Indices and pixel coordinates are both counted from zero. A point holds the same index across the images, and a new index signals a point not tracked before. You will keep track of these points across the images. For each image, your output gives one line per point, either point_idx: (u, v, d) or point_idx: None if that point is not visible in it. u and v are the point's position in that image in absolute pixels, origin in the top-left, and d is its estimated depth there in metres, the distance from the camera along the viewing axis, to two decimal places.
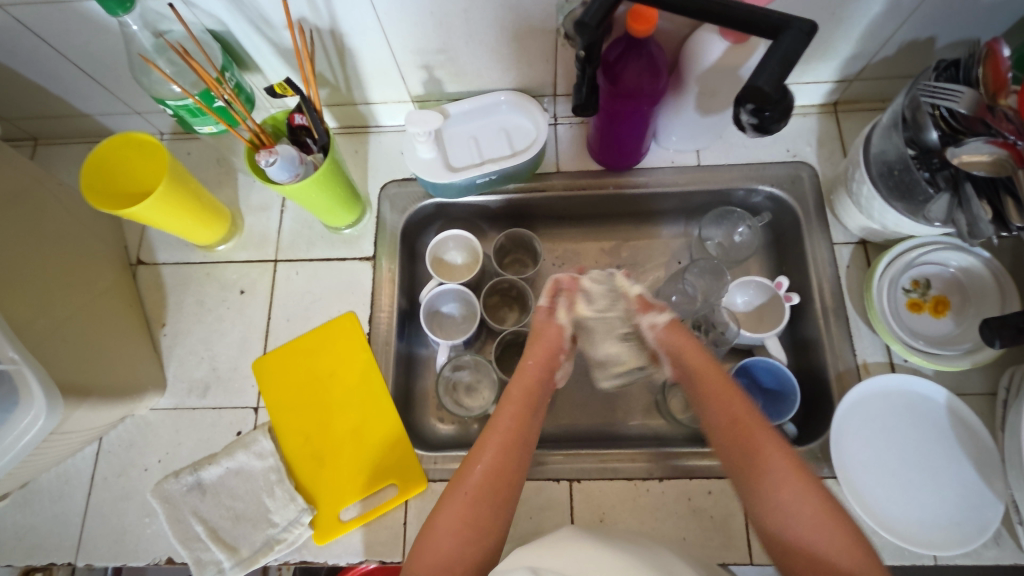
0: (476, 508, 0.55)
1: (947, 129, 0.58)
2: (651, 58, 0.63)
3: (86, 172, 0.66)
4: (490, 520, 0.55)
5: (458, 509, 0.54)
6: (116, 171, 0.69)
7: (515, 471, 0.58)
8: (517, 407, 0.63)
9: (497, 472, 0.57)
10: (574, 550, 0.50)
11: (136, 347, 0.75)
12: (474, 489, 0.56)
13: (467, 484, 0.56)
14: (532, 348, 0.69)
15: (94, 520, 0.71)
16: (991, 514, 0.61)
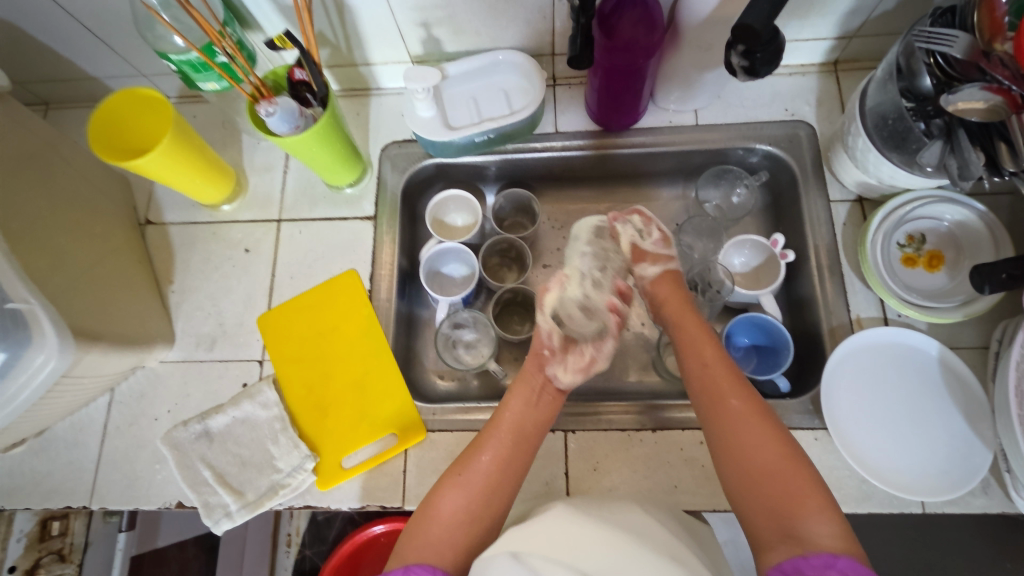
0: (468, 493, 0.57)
1: (942, 76, 0.58)
2: (646, 7, 0.65)
3: (95, 124, 0.69)
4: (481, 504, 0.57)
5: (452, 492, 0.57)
6: (124, 126, 0.71)
7: (511, 462, 0.60)
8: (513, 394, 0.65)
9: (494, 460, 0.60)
10: (560, 530, 0.51)
11: (145, 302, 0.77)
12: (467, 475, 0.59)
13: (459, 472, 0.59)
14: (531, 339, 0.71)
15: (107, 467, 0.74)
16: (979, 460, 0.62)
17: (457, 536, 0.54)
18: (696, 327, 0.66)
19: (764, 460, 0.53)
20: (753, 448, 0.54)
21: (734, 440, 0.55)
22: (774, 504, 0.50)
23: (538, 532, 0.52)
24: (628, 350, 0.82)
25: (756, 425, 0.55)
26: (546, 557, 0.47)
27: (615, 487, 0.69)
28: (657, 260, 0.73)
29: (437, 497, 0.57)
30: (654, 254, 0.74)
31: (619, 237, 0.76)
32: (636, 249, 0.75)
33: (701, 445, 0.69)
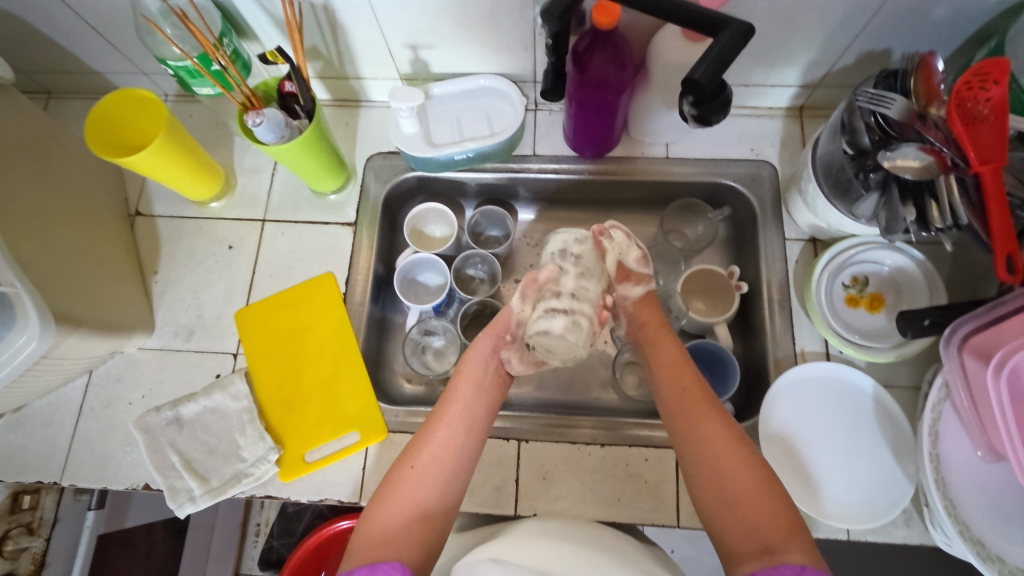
0: (424, 488, 0.60)
1: (881, 134, 0.62)
2: (616, 49, 0.67)
3: (92, 118, 0.72)
4: (435, 499, 0.60)
5: (408, 489, 0.60)
6: (121, 124, 0.75)
7: (460, 453, 0.63)
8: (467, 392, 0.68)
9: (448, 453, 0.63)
10: (536, 547, 0.55)
11: (128, 290, 0.80)
12: (425, 470, 0.61)
13: (413, 467, 0.61)
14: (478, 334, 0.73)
15: (80, 446, 0.77)
16: (899, 494, 0.67)
17: (415, 533, 0.57)
18: (672, 350, 0.69)
19: (730, 476, 0.56)
20: (719, 462, 0.57)
21: (700, 456, 0.59)
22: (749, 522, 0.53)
23: (525, 548, 0.55)
24: (588, 366, 0.86)
25: (722, 442, 0.58)
26: (515, 560, 0.52)
27: (561, 497, 0.72)
28: (641, 280, 0.76)
29: (386, 499, 0.59)
30: (637, 274, 0.76)
31: (607, 255, 0.75)
32: (620, 268, 0.76)
33: (645, 462, 0.73)
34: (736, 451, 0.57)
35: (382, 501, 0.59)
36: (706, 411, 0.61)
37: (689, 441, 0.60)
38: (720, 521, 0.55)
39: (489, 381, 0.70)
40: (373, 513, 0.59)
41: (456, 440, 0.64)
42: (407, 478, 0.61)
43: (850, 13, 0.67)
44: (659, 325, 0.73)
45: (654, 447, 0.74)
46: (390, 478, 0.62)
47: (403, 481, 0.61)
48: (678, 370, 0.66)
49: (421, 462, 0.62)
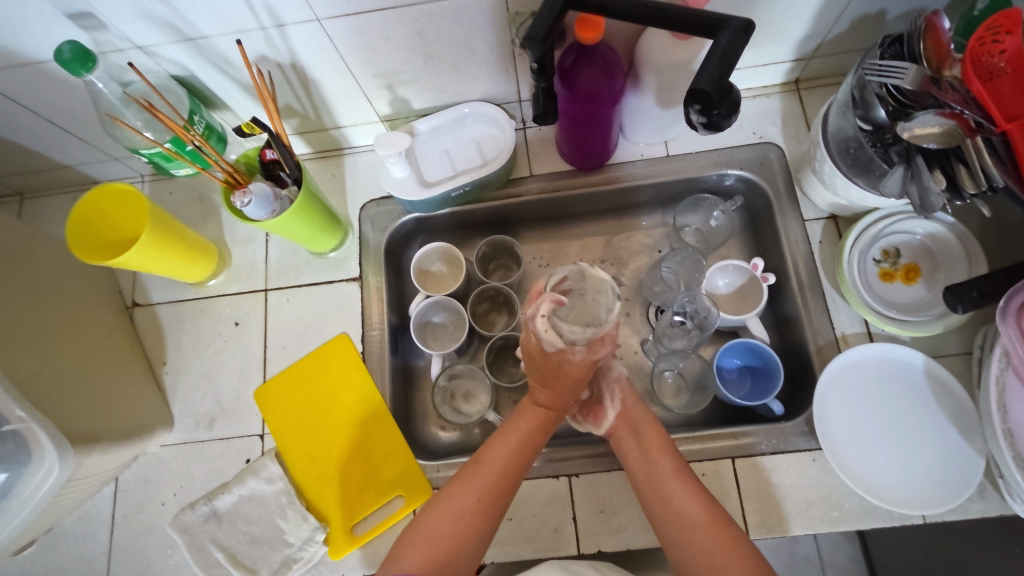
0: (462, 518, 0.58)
1: (896, 104, 0.58)
2: (605, 61, 0.64)
3: (71, 227, 0.69)
4: (474, 531, 0.58)
5: (447, 522, 0.58)
6: (100, 228, 0.71)
7: (510, 486, 0.61)
8: (533, 424, 0.64)
9: (500, 485, 0.60)
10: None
11: (139, 389, 0.77)
12: (476, 500, 0.59)
13: (455, 496, 0.59)
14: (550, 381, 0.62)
15: (119, 557, 0.74)
16: (971, 471, 0.64)
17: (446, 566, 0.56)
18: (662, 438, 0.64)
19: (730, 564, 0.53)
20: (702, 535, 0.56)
21: (685, 534, 0.57)
22: None
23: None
24: None
25: (702, 523, 0.57)
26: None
27: (623, 527, 0.70)
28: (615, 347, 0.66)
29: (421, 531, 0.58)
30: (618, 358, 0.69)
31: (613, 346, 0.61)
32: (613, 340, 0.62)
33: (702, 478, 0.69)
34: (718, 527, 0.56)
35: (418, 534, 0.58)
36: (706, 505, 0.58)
37: (683, 535, 0.57)
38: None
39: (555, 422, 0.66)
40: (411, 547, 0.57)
41: (509, 472, 0.61)
42: (444, 509, 0.59)
43: None
44: (643, 417, 0.67)
45: (708, 461, 0.70)
46: (431, 506, 0.60)
47: (441, 511, 0.59)
48: (662, 458, 0.62)
49: (463, 492, 0.59)
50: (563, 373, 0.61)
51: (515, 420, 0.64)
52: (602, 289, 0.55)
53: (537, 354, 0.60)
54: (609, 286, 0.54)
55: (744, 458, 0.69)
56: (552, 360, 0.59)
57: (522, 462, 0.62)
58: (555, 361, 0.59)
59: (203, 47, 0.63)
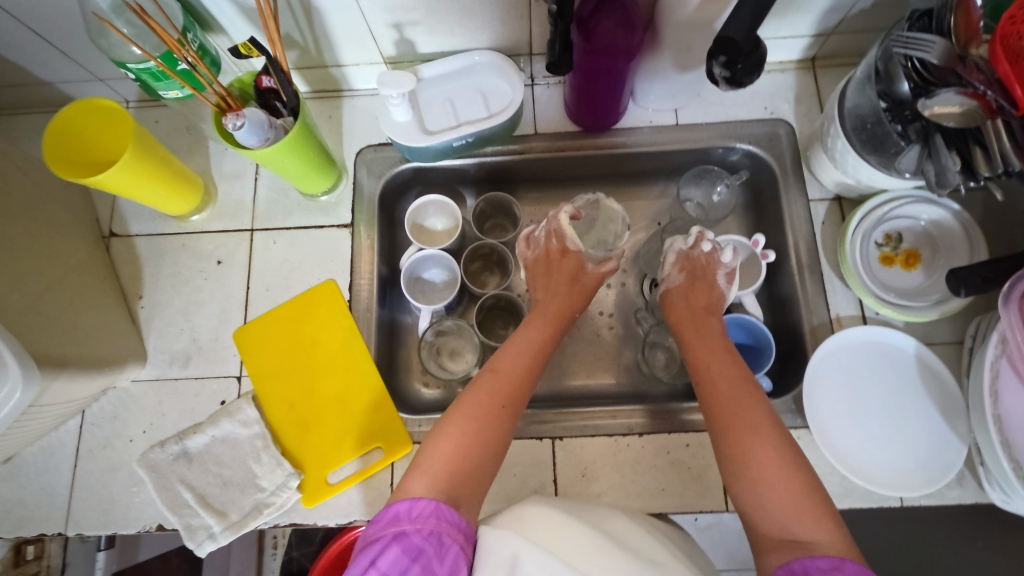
0: (481, 428, 0.56)
1: (919, 80, 0.57)
2: (626, 11, 0.62)
3: (69, 111, 0.65)
4: (490, 440, 0.56)
5: (471, 418, 0.57)
6: (97, 133, 0.67)
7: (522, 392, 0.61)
8: (541, 330, 0.67)
9: (511, 387, 0.60)
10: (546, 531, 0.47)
11: (113, 321, 0.74)
12: (494, 407, 0.58)
13: (477, 405, 0.58)
14: (553, 282, 0.73)
15: (82, 492, 0.71)
16: (954, 456, 0.64)
17: (461, 486, 0.51)
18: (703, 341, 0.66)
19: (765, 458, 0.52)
20: (751, 447, 0.53)
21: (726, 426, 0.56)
22: (779, 504, 0.49)
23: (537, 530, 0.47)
24: (613, 351, 0.81)
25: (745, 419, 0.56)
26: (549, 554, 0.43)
27: (603, 492, 0.69)
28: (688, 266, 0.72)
29: (443, 430, 0.56)
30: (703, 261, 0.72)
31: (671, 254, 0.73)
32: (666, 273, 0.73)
33: (687, 447, 0.70)
34: (792, 482, 0.50)
35: (438, 443, 0.55)
36: (749, 395, 0.58)
37: (728, 424, 0.56)
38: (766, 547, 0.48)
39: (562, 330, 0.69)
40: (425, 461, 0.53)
41: (523, 373, 0.62)
42: (465, 419, 0.56)
43: None
44: (703, 338, 0.66)
45: (694, 432, 0.70)
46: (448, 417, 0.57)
47: (459, 425, 0.56)
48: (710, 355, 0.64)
49: (479, 403, 0.58)
50: (574, 271, 0.73)
51: (526, 334, 0.66)
52: (610, 221, 0.78)
53: (555, 255, 0.74)
54: (621, 216, 0.76)
55: None
56: (568, 258, 0.74)
57: (532, 368, 0.63)
58: (573, 258, 0.73)
59: None
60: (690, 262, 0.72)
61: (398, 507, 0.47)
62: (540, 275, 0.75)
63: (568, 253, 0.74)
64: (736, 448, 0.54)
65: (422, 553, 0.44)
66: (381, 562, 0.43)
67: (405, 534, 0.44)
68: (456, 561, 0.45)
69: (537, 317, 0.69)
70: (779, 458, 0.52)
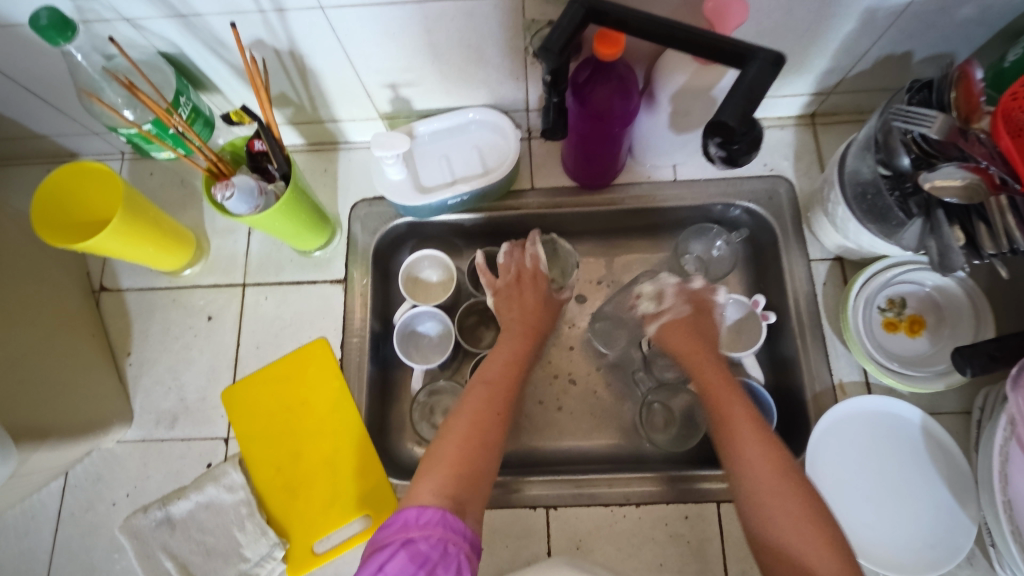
0: (477, 433, 0.57)
1: (920, 152, 0.55)
2: (621, 79, 0.61)
3: (58, 175, 0.64)
4: (487, 447, 0.56)
5: (464, 427, 0.57)
6: (88, 194, 0.67)
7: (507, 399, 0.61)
8: (519, 340, 0.67)
9: (496, 396, 0.61)
10: None
11: (99, 379, 0.72)
12: (490, 414, 0.59)
13: (472, 414, 0.58)
14: (521, 297, 0.71)
15: (62, 558, 0.69)
16: (963, 537, 0.61)
17: (467, 493, 0.52)
18: (701, 355, 0.64)
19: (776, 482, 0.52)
20: (759, 465, 0.54)
21: (730, 440, 0.56)
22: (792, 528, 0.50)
23: None
24: (609, 410, 0.79)
25: (750, 433, 0.56)
26: None
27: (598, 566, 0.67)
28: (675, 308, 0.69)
29: (442, 443, 0.56)
30: (699, 296, 0.70)
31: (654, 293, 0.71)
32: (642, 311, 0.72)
33: (686, 520, 0.68)
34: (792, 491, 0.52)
35: (440, 450, 0.55)
36: (747, 409, 0.58)
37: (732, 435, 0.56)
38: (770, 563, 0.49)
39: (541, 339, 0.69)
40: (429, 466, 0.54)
41: (505, 383, 0.62)
42: (462, 426, 0.57)
43: (869, 19, 0.62)
44: (712, 353, 0.64)
45: (693, 503, 0.68)
46: (450, 425, 0.58)
47: (458, 433, 0.56)
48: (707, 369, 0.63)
49: (473, 410, 0.59)
50: (541, 295, 0.72)
51: (504, 345, 0.67)
52: (568, 255, 0.79)
53: (527, 279, 0.73)
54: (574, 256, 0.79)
55: (730, 504, 0.68)
56: (536, 280, 0.73)
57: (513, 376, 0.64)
58: (535, 283, 0.73)
59: (195, 25, 0.59)
60: (695, 298, 0.70)
61: (406, 514, 0.49)
62: (508, 303, 0.71)
63: (537, 278, 0.73)
64: (741, 466, 0.54)
65: (428, 560, 0.46)
66: (388, 567, 0.45)
67: (412, 542, 0.47)
68: (461, 569, 0.47)
69: (513, 326, 0.69)
70: (771, 462, 0.53)
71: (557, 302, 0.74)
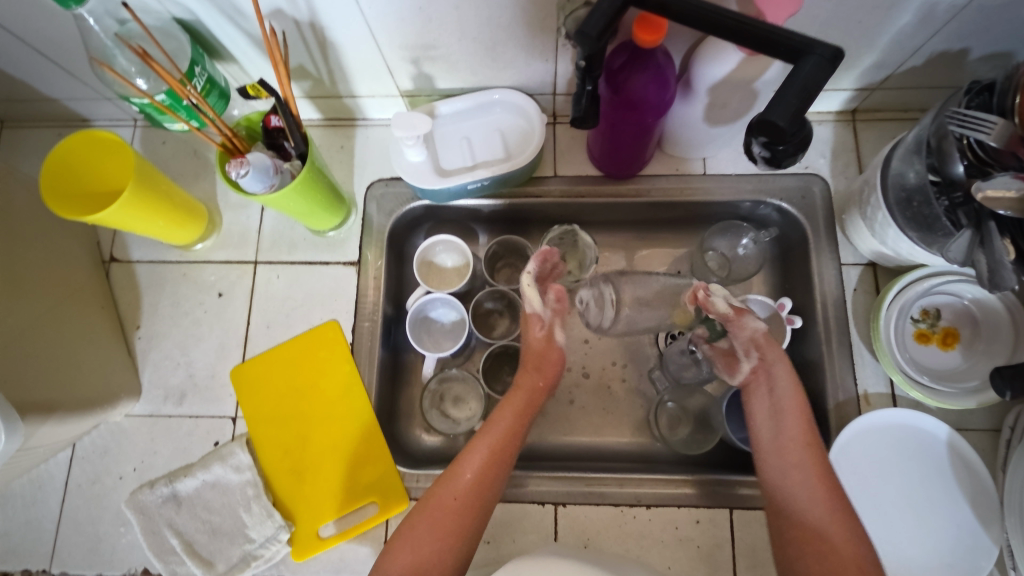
0: (452, 520, 0.56)
1: (974, 159, 0.52)
2: (658, 68, 0.57)
3: (68, 143, 0.62)
4: (457, 535, 0.56)
5: (437, 516, 0.56)
6: (99, 166, 0.65)
7: (491, 486, 0.59)
8: (514, 412, 0.63)
9: (479, 483, 0.58)
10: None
11: (108, 353, 0.71)
12: (465, 502, 0.57)
13: (450, 497, 0.58)
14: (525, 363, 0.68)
15: (69, 528, 0.69)
16: (983, 559, 0.60)
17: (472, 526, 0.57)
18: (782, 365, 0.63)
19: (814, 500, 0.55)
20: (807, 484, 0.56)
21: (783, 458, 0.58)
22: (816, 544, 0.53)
23: None
24: (621, 406, 0.77)
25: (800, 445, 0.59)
26: None
27: None
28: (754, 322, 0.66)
29: (417, 522, 0.57)
30: None
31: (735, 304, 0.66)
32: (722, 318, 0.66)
33: (697, 524, 0.66)
34: (827, 488, 0.56)
35: (414, 528, 0.56)
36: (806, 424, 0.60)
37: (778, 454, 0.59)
38: (794, 549, 0.54)
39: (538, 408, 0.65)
40: (442, 482, 0.59)
41: (490, 467, 0.59)
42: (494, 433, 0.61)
43: (929, 12, 0.58)
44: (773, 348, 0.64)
45: (705, 507, 0.67)
46: (440, 485, 0.59)
47: (490, 437, 0.61)
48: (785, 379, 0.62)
49: (507, 418, 0.63)
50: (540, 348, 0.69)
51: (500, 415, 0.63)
52: (587, 248, 0.75)
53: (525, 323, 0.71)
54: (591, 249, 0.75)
55: (743, 511, 0.66)
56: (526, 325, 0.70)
57: (501, 459, 0.60)
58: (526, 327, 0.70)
59: None
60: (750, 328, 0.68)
61: None
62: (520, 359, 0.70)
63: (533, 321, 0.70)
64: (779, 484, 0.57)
65: None
66: None
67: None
68: None
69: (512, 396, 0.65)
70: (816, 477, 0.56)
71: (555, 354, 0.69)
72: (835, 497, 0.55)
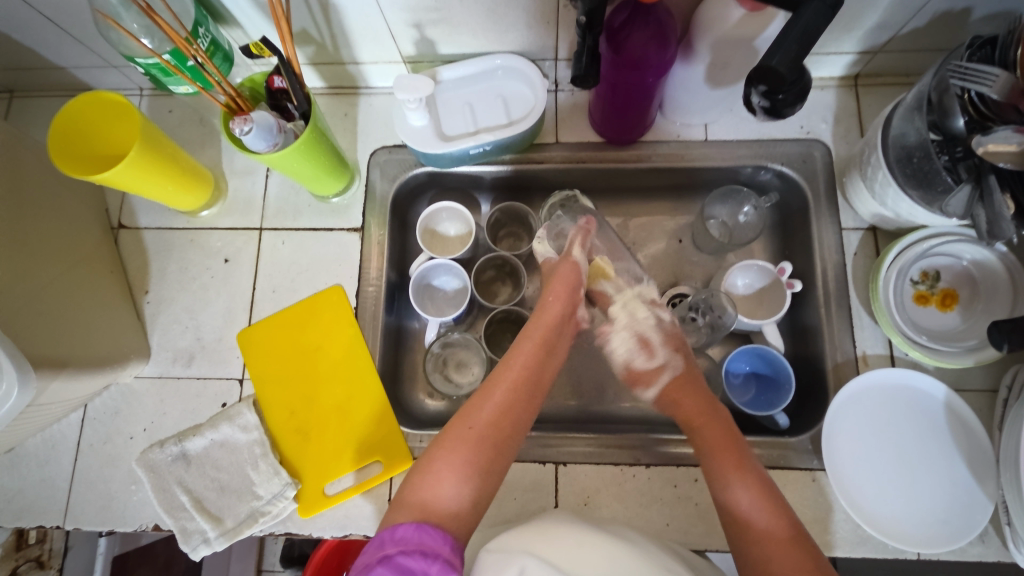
0: (480, 454, 0.57)
1: (976, 114, 0.51)
2: (659, 24, 0.57)
3: (77, 102, 0.63)
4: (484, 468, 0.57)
5: (461, 446, 0.57)
6: (110, 126, 0.66)
7: (516, 419, 0.61)
8: (533, 347, 0.65)
9: (501, 417, 0.60)
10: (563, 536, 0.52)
11: (117, 315, 0.73)
12: (489, 434, 0.59)
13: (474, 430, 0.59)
14: (553, 285, 0.72)
15: (81, 486, 0.71)
16: (980, 514, 0.60)
17: (493, 459, 0.58)
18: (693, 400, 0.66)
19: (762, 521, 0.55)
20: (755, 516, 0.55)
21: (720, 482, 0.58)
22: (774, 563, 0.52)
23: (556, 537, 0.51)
24: None
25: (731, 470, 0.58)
26: (560, 556, 0.48)
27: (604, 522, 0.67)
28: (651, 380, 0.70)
29: (441, 452, 0.57)
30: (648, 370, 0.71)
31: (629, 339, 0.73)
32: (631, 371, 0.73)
33: (695, 482, 0.68)
34: (773, 514, 0.55)
35: (437, 455, 0.57)
36: (731, 447, 0.60)
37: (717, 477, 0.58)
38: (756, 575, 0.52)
39: (555, 345, 0.67)
40: (461, 418, 0.60)
41: (511, 403, 0.61)
42: (513, 367, 0.64)
43: None
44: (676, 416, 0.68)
45: None
46: (462, 417, 0.60)
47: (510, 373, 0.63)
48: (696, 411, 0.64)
49: (526, 354, 0.65)
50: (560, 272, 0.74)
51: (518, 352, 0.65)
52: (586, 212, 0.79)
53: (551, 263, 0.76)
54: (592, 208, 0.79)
55: None
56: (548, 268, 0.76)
57: (520, 392, 0.62)
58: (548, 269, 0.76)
59: None
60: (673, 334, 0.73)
61: (381, 534, 0.49)
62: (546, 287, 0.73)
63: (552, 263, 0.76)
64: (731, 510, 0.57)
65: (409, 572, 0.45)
66: None
67: (389, 557, 0.46)
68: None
69: (531, 330, 0.67)
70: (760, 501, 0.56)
71: (572, 267, 0.73)
72: (781, 518, 0.55)
